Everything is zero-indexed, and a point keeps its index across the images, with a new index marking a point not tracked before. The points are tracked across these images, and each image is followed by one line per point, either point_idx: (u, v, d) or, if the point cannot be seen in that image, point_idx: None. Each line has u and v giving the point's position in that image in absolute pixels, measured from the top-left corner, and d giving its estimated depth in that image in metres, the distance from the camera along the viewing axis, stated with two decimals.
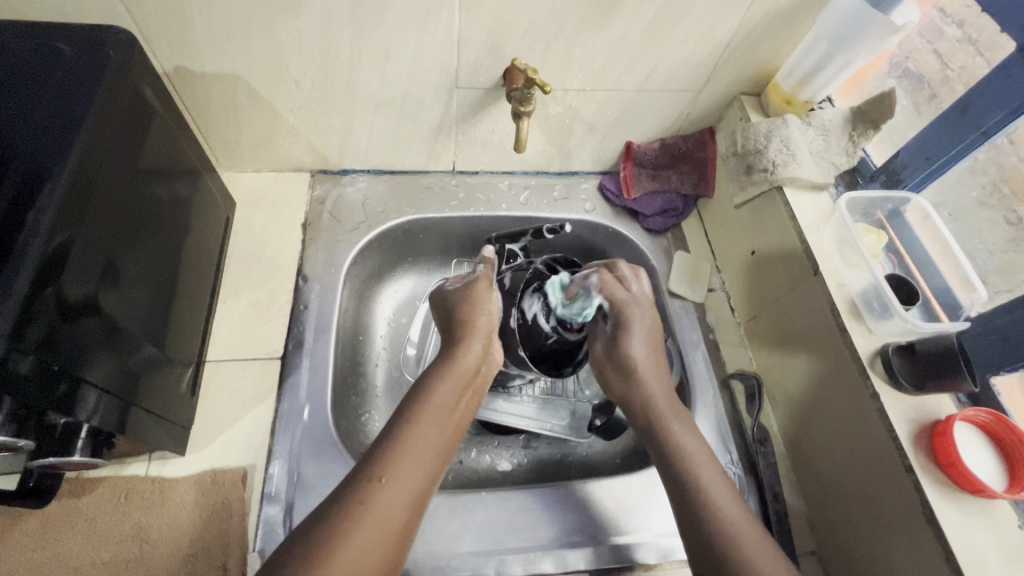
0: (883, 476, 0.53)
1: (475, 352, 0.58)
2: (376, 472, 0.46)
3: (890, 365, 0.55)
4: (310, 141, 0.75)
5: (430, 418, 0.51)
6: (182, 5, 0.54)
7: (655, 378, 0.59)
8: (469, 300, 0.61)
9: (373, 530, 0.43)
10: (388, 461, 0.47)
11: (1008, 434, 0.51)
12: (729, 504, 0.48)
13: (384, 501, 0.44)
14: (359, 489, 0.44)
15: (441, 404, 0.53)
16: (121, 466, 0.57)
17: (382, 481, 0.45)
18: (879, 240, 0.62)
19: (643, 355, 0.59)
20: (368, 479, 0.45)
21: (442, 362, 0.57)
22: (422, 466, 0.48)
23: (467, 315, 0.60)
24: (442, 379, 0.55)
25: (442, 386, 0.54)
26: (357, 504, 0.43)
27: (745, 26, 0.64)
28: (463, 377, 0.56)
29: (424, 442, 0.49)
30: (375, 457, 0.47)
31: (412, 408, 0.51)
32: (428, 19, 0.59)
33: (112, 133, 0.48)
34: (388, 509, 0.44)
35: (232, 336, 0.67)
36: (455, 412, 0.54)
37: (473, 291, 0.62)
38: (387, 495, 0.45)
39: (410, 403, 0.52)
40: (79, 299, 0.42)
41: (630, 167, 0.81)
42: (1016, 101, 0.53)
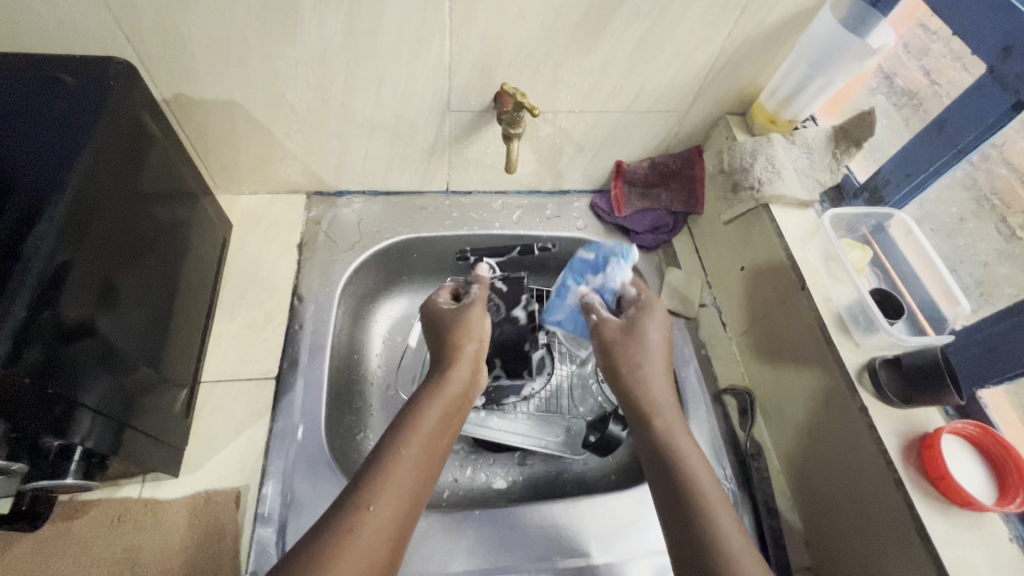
0: (875, 493, 0.53)
1: (463, 376, 0.59)
2: (363, 499, 0.46)
3: (876, 378, 0.55)
4: (306, 163, 0.76)
5: (418, 442, 0.52)
6: (181, 33, 0.56)
7: (660, 386, 0.57)
8: (463, 324, 0.63)
9: (358, 556, 0.43)
10: (375, 487, 0.47)
11: (996, 445, 0.50)
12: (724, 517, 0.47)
13: (369, 527, 0.45)
14: (345, 517, 0.45)
15: (429, 430, 0.53)
16: (114, 488, 0.57)
17: (369, 508, 0.46)
18: (863, 254, 0.63)
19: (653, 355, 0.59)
20: (357, 506, 0.46)
21: (434, 383, 0.58)
22: (406, 494, 0.48)
23: (459, 337, 0.62)
24: (432, 402, 0.56)
25: (431, 411, 0.55)
26: (342, 532, 0.44)
27: (728, 48, 0.66)
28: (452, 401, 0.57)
29: (413, 468, 0.50)
30: (359, 486, 0.47)
31: (399, 433, 0.52)
32: (420, 46, 0.61)
33: (112, 160, 0.49)
34: (374, 537, 0.45)
35: (228, 356, 0.67)
36: (442, 438, 0.54)
37: (462, 313, 0.64)
38: (372, 524, 0.45)
39: (403, 424, 0.53)
40: (76, 321, 0.43)
41: (620, 185, 0.83)
42: (989, 119, 0.52)
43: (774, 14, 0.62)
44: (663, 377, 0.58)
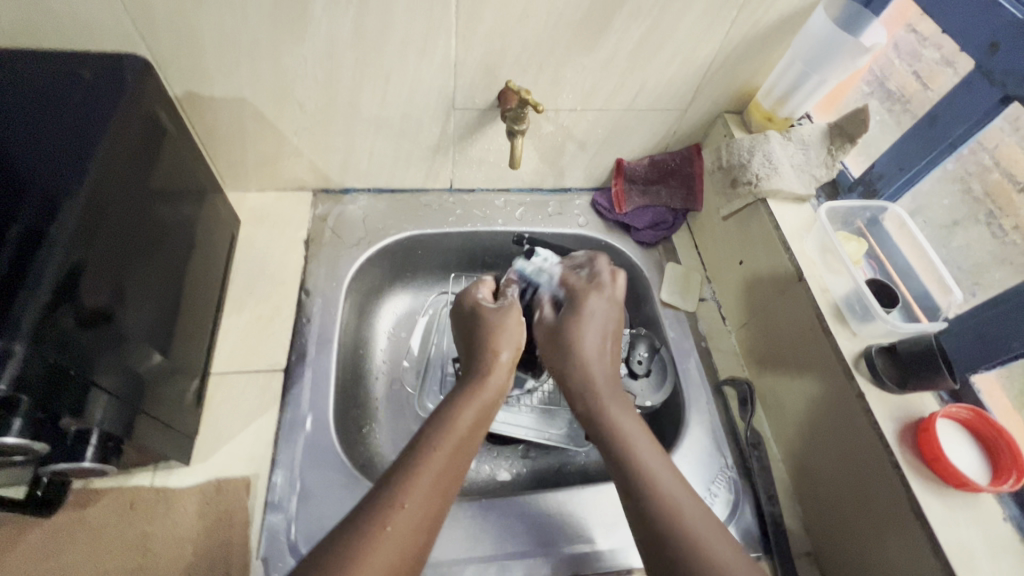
0: (873, 476, 0.54)
1: (499, 380, 0.60)
2: (397, 498, 0.46)
3: (873, 364, 0.57)
4: (312, 161, 0.78)
5: (451, 441, 0.52)
6: (194, 32, 0.58)
7: (599, 365, 0.58)
8: (509, 329, 0.63)
9: (388, 553, 0.43)
10: (406, 487, 0.47)
11: (989, 428, 0.52)
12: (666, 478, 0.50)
13: (400, 524, 0.45)
14: (377, 513, 0.45)
15: (464, 430, 0.54)
16: (126, 477, 0.57)
17: (402, 507, 0.46)
18: (859, 246, 0.64)
19: (594, 345, 0.60)
20: (389, 504, 0.46)
21: (470, 385, 0.59)
22: (438, 494, 0.48)
23: (500, 340, 0.62)
24: (467, 403, 0.56)
25: (465, 411, 0.55)
26: (372, 530, 0.44)
27: (725, 48, 0.68)
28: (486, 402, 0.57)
29: (445, 468, 0.50)
30: (391, 485, 0.48)
31: (437, 433, 0.52)
32: (426, 45, 0.63)
33: (128, 152, 0.50)
34: (405, 536, 0.45)
35: (237, 349, 0.68)
36: (473, 439, 0.55)
37: (507, 316, 0.64)
38: (402, 523, 0.45)
39: (437, 424, 0.54)
40: (95, 307, 0.44)
41: (621, 183, 0.85)
42: (978, 113, 0.54)
43: (769, 14, 0.65)
44: (598, 352, 0.59)
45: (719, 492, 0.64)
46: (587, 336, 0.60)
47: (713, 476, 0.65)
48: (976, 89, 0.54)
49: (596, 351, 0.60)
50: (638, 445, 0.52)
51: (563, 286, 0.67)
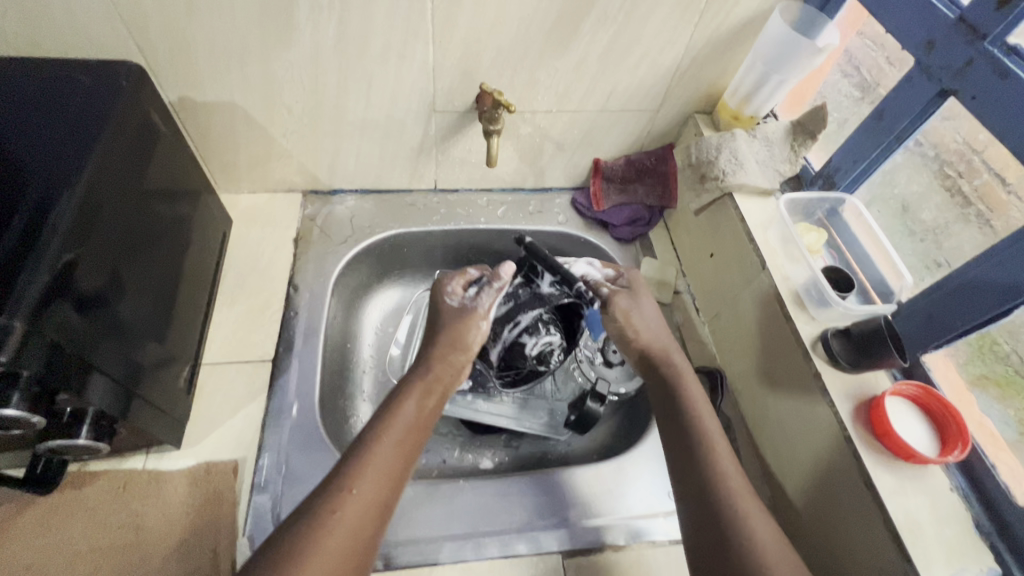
0: (829, 450, 0.57)
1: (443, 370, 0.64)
2: (344, 485, 0.50)
3: (829, 347, 0.60)
4: (302, 163, 0.82)
5: (396, 429, 0.56)
6: (187, 39, 0.62)
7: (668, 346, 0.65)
8: (468, 321, 0.67)
9: (342, 536, 0.47)
10: (354, 473, 0.51)
11: (936, 402, 0.54)
12: (727, 462, 0.54)
13: (351, 507, 0.49)
14: (328, 501, 0.49)
15: (409, 419, 0.58)
16: (119, 460, 0.60)
17: (351, 492, 0.50)
18: (819, 237, 0.68)
19: (654, 323, 0.66)
20: (338, 491, 0.49)
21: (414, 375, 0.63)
22: (387, 476, 0.52)
23: (461, 334, 0.66)
24: (411, 392, 0.60)
25: (408, 401, 0.59)
26: (326, 514, 0.47)
27: (691, 51, 0.72)
28: (430, 387, 0.62)
29: (392, 453, 0.54)
30: (340, 473, 0.51)
31: (379, 423, 0.56)
32: (406, 50, 0.67)
33: (123, 151, 0.54)
34: (356, 518, 0.49)
35: (228, 341, 0.71)
36: (420, 428, 0.59)
37: (465, 318, 0.67)
38: (354, 507, 0.49)
39: (382, 414, 0.57)
40: (90, 291, 0.47)
41: (599, 181, 0.89)
42: (919, 105, 0.57)
43: (730, 18, 0.68)
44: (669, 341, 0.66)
45: None
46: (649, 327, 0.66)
47: None
48: (913, 88, 0.58)
49: (661, 330, 0.67)
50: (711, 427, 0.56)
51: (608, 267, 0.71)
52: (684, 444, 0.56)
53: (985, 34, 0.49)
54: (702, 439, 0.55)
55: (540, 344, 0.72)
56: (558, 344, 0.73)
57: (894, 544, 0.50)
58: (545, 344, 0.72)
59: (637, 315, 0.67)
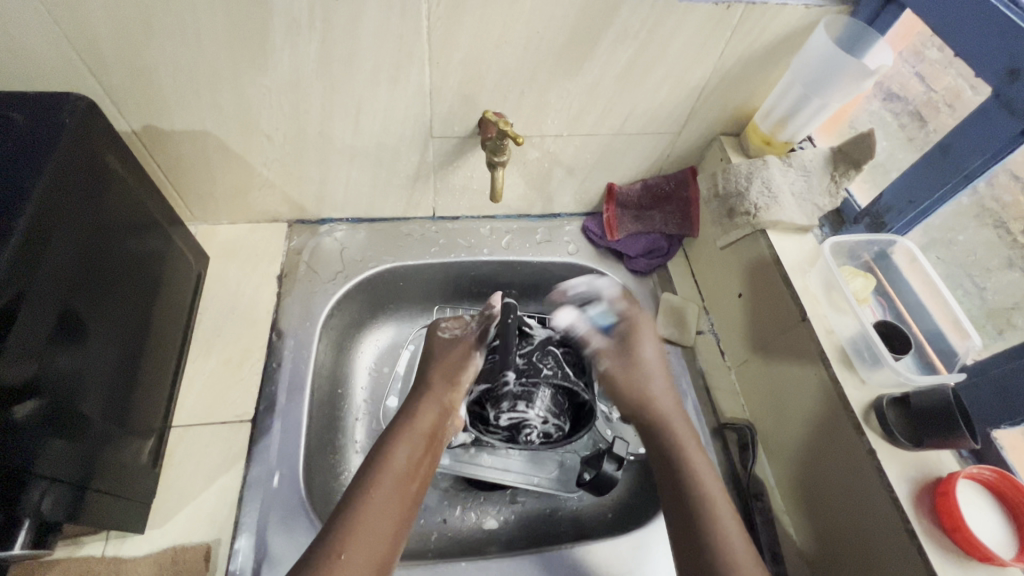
0: (882, 541, 0.50)
1: (428, 417, 0.59)
2: (335, 549, 0.47)
3: (884, 418, 0.52)
4: (285, 192, 0.74)
5: (389, 479, 0.53)
6: (147, 64, 0.54)
7: (663, 389, 0.62)
8: (451, 366, 0.64)
9: None
10: (346, 535, 0.48)
11: (1015, 492, 0.47)
12: (738, 542, 0.49)
13: (342, 574, 0.46)
14: (319, 568, 0.46)
15: (400, 469, 0.54)
16: (76, 546, 0.53)
17: (342, 557, 0.47)
18: (865, 283, 0.60)
19: (652, 360, 0.64)
20: (328, 556, 0.46)
21: (399, 421, 0.59)
22: (382, 532, 0.50)
23: (438, 378, 0.63)
24: (399, 442, 0.56)
25: (399, 449, 0.56)
26: None
27: (719, 70, 0.64)
28: (419, 436, 0.58)
29: (383, 510, 0.51)
30: (330, 536, 0.48)
31: (371, 471, 0.53)
32: (398, 73, 0.59)
33: (66, 201, 0.46)
34: None
35: (202, 398, 0.64)
36: (414, 478, 0.55)
37: (446, 365, 0.65)
38: (346, 571, 0.46)
39: (373, 464, 0.54)
40: (18, 381, 0.39)
41: (612, 208, 0.80)
42: (995, 144, 0.49)
43: (766, 34, 0.60)
44: (667, 392, 0.62)
45: None
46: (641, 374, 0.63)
47: None
48: (987, 122, 0.50)
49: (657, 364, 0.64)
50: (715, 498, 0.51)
51: (619, 297, 0.68)
52: (685, 521, 0.51)
53: None
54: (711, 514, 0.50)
55: (510, 417, 0.63)
56: (536, 422, 0.63)
57: None
58: (516, 418, 0.62)
59: (635, 371, 0.63)
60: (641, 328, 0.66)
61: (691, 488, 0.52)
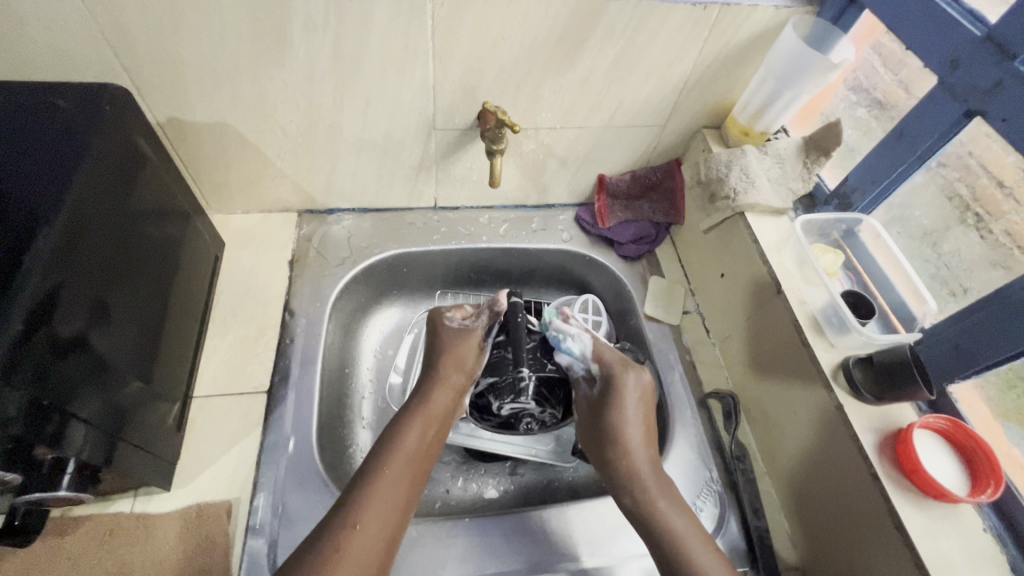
0: (852, 489, 0.55)
1: (443, 398, 0.64)
2: (349, 519, 0.51)
3: (851, 376, 0.57)
4: (297, 183, 0.79)
5: (398, 460, 0.57)
6: (175, 59, 0.59)
7: (643, 449, 0.62)
8: (457, 355, 0.67)
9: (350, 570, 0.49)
10: (359, 506, 0.52)
11: (966, 437, 0.52)
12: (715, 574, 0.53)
13: (357, 545, 0.50)
14: (336, 535, 0.50)
15: (409, 449, 0.58)
16: (105, 504, 0.57)
17: (356, 527, 0.51)
18: (836, 258, 0.65)
19: (635, 425, 0.63)
20: (343, 525, 0.51)
21: (414, 404, 0.63)
22: (394, 508, 0.54)
23: (447, 369, 0.66)
24: (411, 424, 0.61)
25: (410, 431, 0.60)
26: (331, 552, 0.49)
27: (699, 66, 0.70)
28: (430, 416, 0.62)
29: (395, 486, 0.55)
30: (345, 507, 0.53)
31: (381, 451, 0.58)
32: (404, 68, 0.64)
33: (105, 181, 0.51)
34: (362, 553, 0.50)
35: (221, 372, 0.68)
36: (422, 458, 0.59)
37: (459, 342, 0.67)
38: (359, 541, 0.51)
39: (385, 443, 0.59)
40: (70, 336, 0.44)
41: (603, 198, 0.86)
42: (943, 126, 0.55)
43: (740, 33, 0.66)
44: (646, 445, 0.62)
45: (704, 506, 0.64)
46: (632, 443, 0.62)
47: (698, 491, 0.65)
48: (935, 107, 0.55)
49: (639, 423, 0.63)
50: (690, 544, 0.55)
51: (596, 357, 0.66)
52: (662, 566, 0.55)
53: (1014, 54, 0.47)
54: (686, 561, 0.54)
55: (511, 407, 0.70)
56: (536, 410, 0.71)
57: None
58: (518, 408, 0.70)
59: (623, 427, 0.62)
60: (624, 382, 0.64)
61: (666, 539, 0.56)
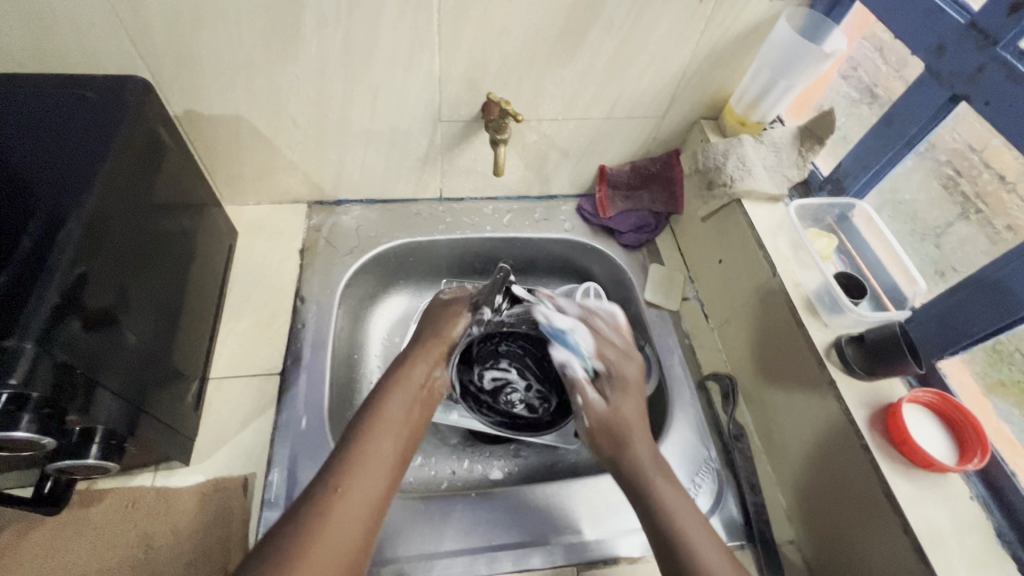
0: (845, 463, 0.57)
1: (421, 372, 0.63)
2: (334, 483, 0.51)
3: (844, 354, 0.60)
4: (307, 175, 0.82)
5: (382, 429, 0.56)
6: (194, 54, 0.61)
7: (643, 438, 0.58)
8: (437, 328, 0.67)
9: (336, 531, 0.48)
10: (346, 471, 0.52)
11: (953, 409, 0.54)
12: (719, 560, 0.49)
13: (342, 509, 0.49)
14: (321, 498, 0.49)
15: (393, 418, 0.58)
16: (128, 478, 0.60)
17: (339, 491, 0.50)
18: (829, 242, 0.67)
19: (631, 414, 0.59)
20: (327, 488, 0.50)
21: (394, 375, 0.62)
22: (379, 477, 0.53)
23: (426, 340, 0.66)
24: (393, 393, 0.60)
25: (392, 399, 0.59)
26: (315, 513, 0.48)
27: (696, 58, 0.72)
28: (413, 390, 0.61)
29: (380, 455, 0.54)
30: (332, 472, 0.52)
31: (366, 420, 0.57)
32: (411, 61, 0.67)
33: (130, 168, 0.54)
34: (346, 518, 0.49)
35: (236, 355, 0.71)
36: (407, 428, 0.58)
37: (446, 316, 0.68)
38: (345, 505, 0.49)
39: (369, 412, 0.58)
40: (96, 308, 0.46)
41: (605, 189, 0.88)
42: (930, 111, 0.57)
43: (735, 25, 0.68)
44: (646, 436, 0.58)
45: (703, 483, 0.66)
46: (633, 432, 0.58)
47: (697, 469, 0.67)
48: (923, 93, 0.58)
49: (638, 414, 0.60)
50: (689, 524, 0.51)
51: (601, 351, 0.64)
52: (662, 549, 0.50)
53: (996, 40, 0.49)
54: (687, 544, 0.50)
55: (494, 378, 0.72)
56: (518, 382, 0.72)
57: (914, 554, 0.49)
58: (500, 378, 0.72)
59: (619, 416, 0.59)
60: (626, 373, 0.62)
61: (667, 522, 0.51)
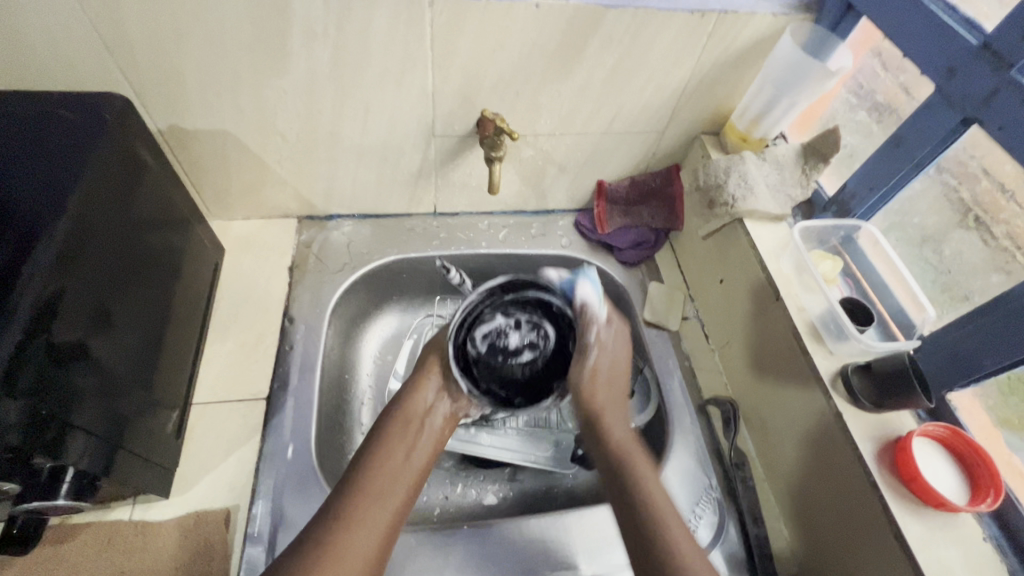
0: (851, 498, 0.55)
1: (426, 394, 0.62)
2: (341, 514, 0.51)
3: (850, 383, 0.57)
4: (297, 190, 0.79)
5: (388, 456, 0.56)
6: (176, 68, 0.59)
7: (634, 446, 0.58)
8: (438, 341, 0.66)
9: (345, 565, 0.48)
10: (352, 501, 0.52)
11: (964, 445, 0.53)
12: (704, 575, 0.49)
13: (351, 541, 0.49)
14: (325, 532, 0.49)
15: (400, 444, 0.58)
16: (105, 511, 0.57)
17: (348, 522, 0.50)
18: (834, 265, 0.65)
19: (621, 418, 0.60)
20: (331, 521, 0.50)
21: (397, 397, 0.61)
22: (387, 506, 0.53)
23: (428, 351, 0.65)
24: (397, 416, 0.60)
25: (394, 424, 0.59)
26: (322, 548, 0.48)
27: (697, 74, 0.70)
28: (416, 412, 0.61)
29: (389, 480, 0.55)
30: (335, 504, 0.52)
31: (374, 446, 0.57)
32: (403, 76, 0.64)
33: (105, 189, 0.51)
34: (356, 549, 0.49)
35: (220, 379, 0.69)
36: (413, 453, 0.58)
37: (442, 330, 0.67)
38: (355, 537, 0.50)
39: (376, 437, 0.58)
40: (67, 342, 0.44)
41: (602, 204, 0.86)
42: (941, 133, 0.55)
43: (737, 41, 0.66)
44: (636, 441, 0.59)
45: (704, 514, 0.64)
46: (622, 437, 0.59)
47: (698, 497, 0.65)
48: (933, 114, 0.56)
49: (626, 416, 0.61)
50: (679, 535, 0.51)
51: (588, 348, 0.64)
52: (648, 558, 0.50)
53: (1011, 63, 0.47)
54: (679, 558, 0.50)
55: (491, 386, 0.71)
56: None
57: None
58: None
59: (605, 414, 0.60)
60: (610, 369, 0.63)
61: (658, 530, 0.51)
